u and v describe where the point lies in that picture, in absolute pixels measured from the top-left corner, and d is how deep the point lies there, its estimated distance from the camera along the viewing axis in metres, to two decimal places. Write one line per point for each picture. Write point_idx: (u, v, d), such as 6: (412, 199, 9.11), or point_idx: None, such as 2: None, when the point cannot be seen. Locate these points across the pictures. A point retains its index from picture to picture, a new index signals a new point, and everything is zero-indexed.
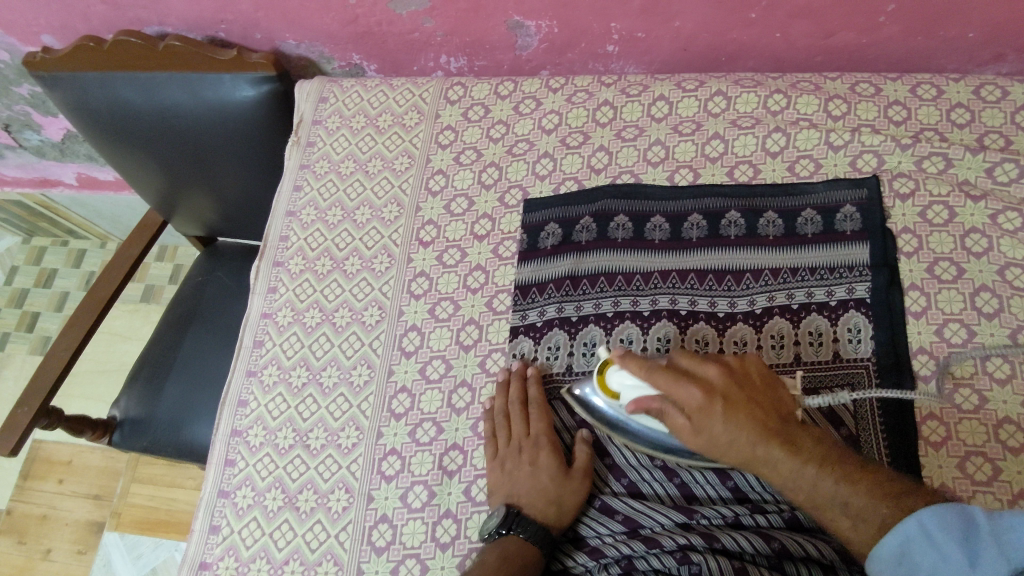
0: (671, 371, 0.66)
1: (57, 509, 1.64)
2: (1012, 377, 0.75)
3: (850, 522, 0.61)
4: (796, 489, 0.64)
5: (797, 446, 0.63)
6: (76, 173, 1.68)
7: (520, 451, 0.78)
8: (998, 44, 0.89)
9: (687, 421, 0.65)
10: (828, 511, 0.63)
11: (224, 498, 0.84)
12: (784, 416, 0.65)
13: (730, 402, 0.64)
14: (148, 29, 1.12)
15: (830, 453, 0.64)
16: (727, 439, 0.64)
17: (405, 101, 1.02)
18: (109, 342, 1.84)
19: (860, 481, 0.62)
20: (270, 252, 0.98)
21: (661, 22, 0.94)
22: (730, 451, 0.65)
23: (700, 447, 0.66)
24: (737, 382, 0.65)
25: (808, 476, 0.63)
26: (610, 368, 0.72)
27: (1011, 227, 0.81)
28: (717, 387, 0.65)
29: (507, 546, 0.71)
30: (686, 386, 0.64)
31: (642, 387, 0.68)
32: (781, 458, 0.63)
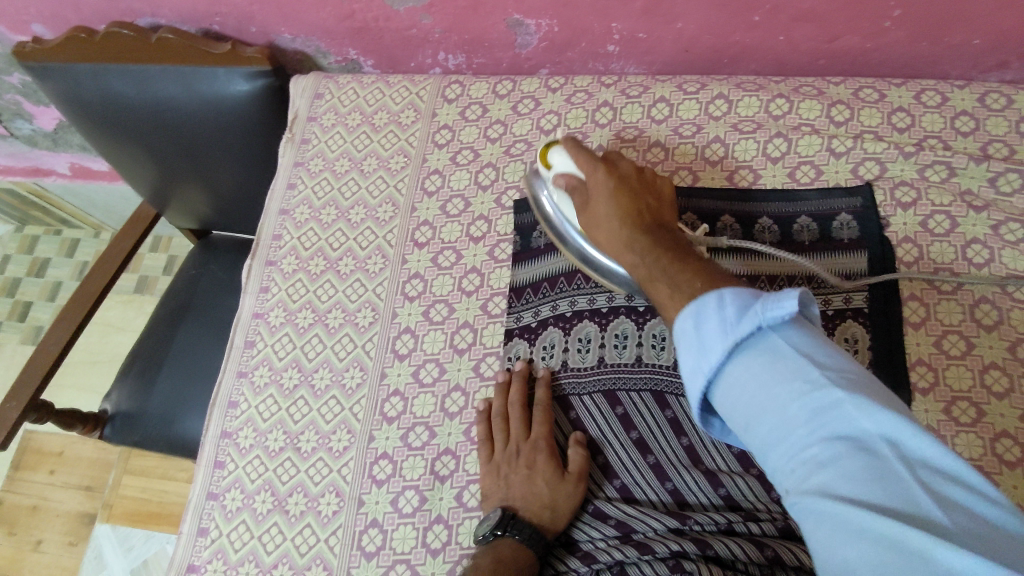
0: (592, 163, 0.77)
1: (49, 500, 1.63)
2: (1011, 390, 0.74)
3: (682, 296, 0.59)
4: (666, 293, 0.62)
5: (666, 266, 0.64)
6: (69, 163, 1.66)
7: (517, 454, 0.77)
8: (1004, 51, 0.87)
9: (594, 205, 0.75)
10: (638, 268, 0.68)
11: (213, 500, 0.83)
12: (654, 215, 0.73)
13: (621, 190, 0.75)
14: (141, 21, 1.10)
15: (676, 252, 0.66)
16: (603, 211, 0.74)
17: (402, 98, 1.01)
18: (101, 333, 1.83)
19: (720, 283, 0.59)
20: (263, 251, 0.97)
21: (663, 23, 0.93)
22: (611, 241, 0.73)
23: (593, 237, 0.76)
24: (623, 187, 0.75)
25: (659, 265, 0.65)
26: (551, 148, 0.81)
27: (1013, 238, 0.80)
28: (607, 188, 0.75)
29: (501, 550, 0.70)
30: (604, 193, 0.75)
31: (571, 168, 0.79)
32: (623, 234, 0.71)
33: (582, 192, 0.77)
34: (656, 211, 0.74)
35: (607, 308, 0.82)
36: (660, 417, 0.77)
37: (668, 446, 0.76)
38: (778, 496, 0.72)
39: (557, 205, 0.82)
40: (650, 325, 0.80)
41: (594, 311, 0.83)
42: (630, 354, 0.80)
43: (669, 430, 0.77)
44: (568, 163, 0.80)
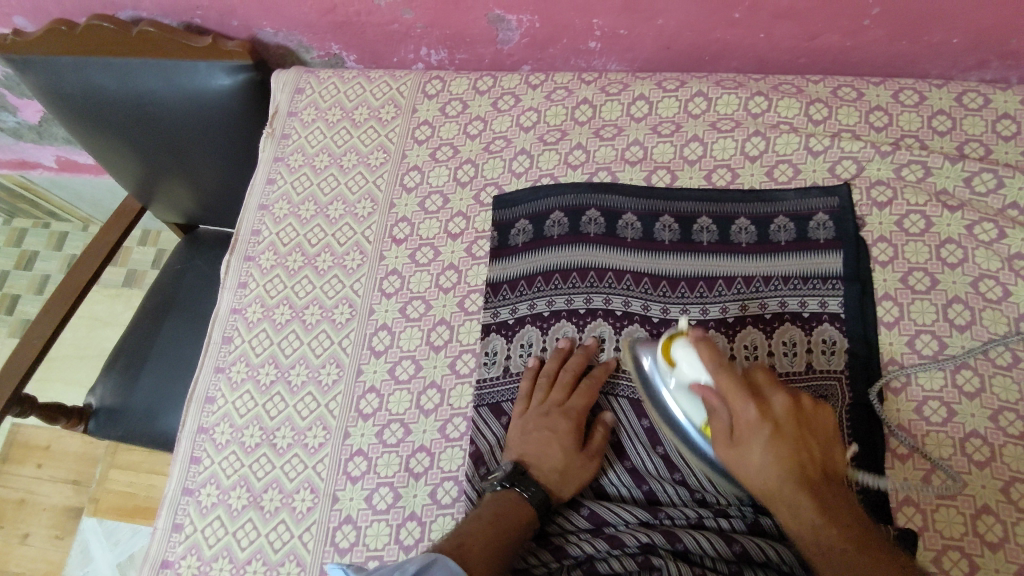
0: (734, 381, 0.66)
1: (35, 493, 1.63)
2: (982, 390, 0.75)
3: (812, 537, 0.61)
4: (802, 532, 0.62)
5: (847, 518, 0.60)
6: (55, 156, 1.66)
7: (546, 415, 0.78)
8: (982, 51, 0.87)
9: (742, 434, 0.65)
10: (776, 499, 0.63)
11: (188, 496, 0.83)
12: (821, 462, 0.64)
13: (769, 423, 0.64)
14: (122, 14, 1.10)
15: (824, 484, 0.63)
16: (751, 458, 0.64)
17: (382, 94, 1.01)
18: (89, 327, 1.82)
19: (858, 528, 0.60)
20: (241, 246, 0.96)
21: (644, 20, 0.93)
22: (756, 472, 0.64)
23: (730, 465, 0.66)
24: (788, 411, 0.65)
25: (805, 509, 0.61)
26: (675, 341, 0.70)
27: (987, 238, 0.81)
28: (755, 417, 0.65)
29: (504, 501, 0.72)
30: (759, 439, 0.64)
31: (697, 367, 0.68)
32: (766, 460, 0.64)
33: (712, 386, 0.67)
34: (815, 437, 0.65)
35: (584, 309, 0.84)
36: (637, 425, 0.79)
37: (645, 454, 0.77)
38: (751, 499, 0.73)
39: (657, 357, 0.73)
40: (628, 331, 0.82)
41: (571, 311, 0.84)
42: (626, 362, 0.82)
43: (646, 437, 0.78)
44: (695, 365, 0.68)
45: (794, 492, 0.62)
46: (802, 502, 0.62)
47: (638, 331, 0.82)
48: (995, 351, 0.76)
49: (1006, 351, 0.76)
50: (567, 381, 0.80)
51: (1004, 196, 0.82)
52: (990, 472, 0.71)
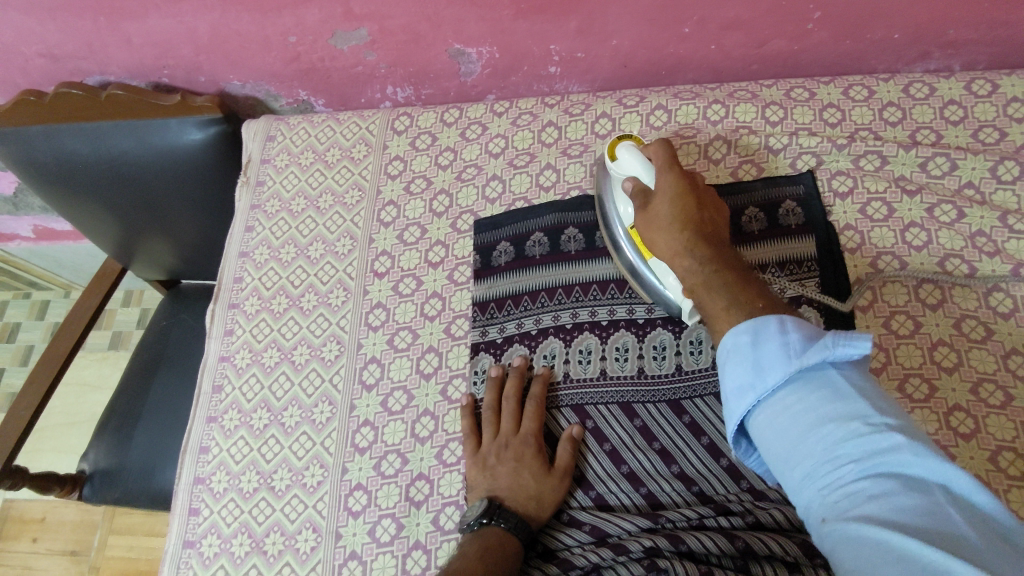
0: (668, 167, 0.76)
1: (31, 569, 1.59)
2: (959, 364, 0.77)
3: (726, 314, 0.64)
4: (736, 322, 0.63)
5: (741, 296, 0.65)
6: (32, 225, 1.66)
7: (505, 447, 0.79)
8: (923, 43, 0.92)
9: (655, 204, 0.75)
10: (685, 260, 0.71)
11: (189, 548, 0.83)
12: (717, 230, 0.73)
13: (685, 189, 0.74)
14: (90, 79, 1.11)
15: (743, 278, 0.68)
16: (663, 215, 0.74)
17: (353, 134, 1.03)
18: (78, 393, 1.80)
19: (760, 298, 0.64)
20: (225, 295, 0.97)
21: (598, 42, 0.96)
22: (664, 240, 0.73)
23: (653, 244, 0.75)
24: (703, 220, 0.73)
25: (711, 276, 0.68)
26: (622, 143, 0.81)
27: (947, 219, 0.84)
28: (671, 193, 0.74)
29: (488, 538, 0.71)
30: (668, 193, 0.74)
31: (641, 168, 0.78)
32: (676, 239, 0.72)
33: (650, 179, 0.77)
34: (714, 226, 0.73)
35: (571, 324, 0.85)
36: (629, 425, 0.80)
37: (641, 453, 0.78)
38: (747, 486, 0.75)
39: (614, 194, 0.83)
40: (614, 339, 0.83)
41: (559, 327, 0.85)
42: (559, 372, 0.84)
43: (640, 437, 0.79)
44: (637, 161, 0.78)
45: (687, 250, 0.71)
46: (699, 257, 0.70)
47: (624, 337, 0.83)
48: (968, 326, 0.79)
49: (978, 326, 0.79)
50: (514, 409, 0.81)
51: (959, 177, 0.86)
52: (977, 444, 0.74)
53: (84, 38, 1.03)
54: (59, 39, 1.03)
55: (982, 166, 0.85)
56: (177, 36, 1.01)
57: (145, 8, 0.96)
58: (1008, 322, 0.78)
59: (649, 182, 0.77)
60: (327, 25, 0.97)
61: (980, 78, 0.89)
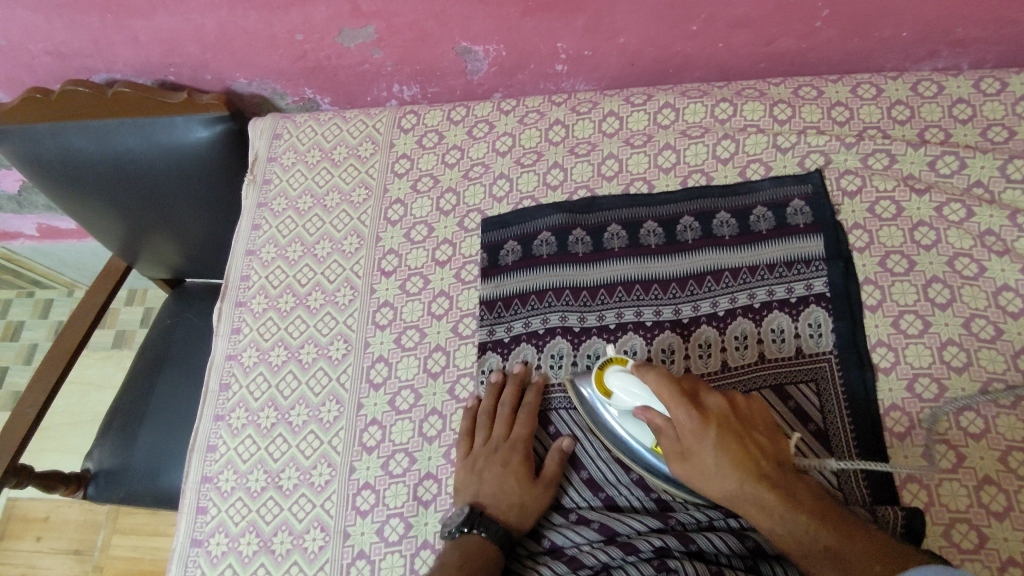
0: (688, 398, 0.67)
1: (35, 568, 1.59)
2: (969, 364, 0.77)
3: (815, 557, 0.62)
4: (823, 560, 0.62)
5: (829, 522, 0.63)
6: (37, 224, 1.66)
7: (493, 453, 0.79)
8: (931, 42, 0.91)
9: (693, 450, 0.67)
10: (751, 510, 0.66)
11: (197, 547, 0.83)
12: (743, 431, 0.68)
13: (709, 425, 0.67)
14: (96, 77, 1.11)
15: (811, 505, 0.64)
16: (702, 462, 0.67)
17: (359, 132, 1.03)
18: (82, 392, 1.80)
19: (853, 538, 0.61)
20: (232, 293, 0.97)
21: (606, 40, 0.96)
22: (714, 480, 0.66)
23: (689, 480, 0.68)
24: (721, 416, 0.68)
25: (766, 498, 0.65)
26: (609, 371, 0.73)
27: (956, 218, 0.83)
28: (700, 424, 0.67)
29: (466, 547, 0.72)
30: (695, 431, 0.67)
31: (646, 399, 0.70)
32: (730, 484, 0.66)
33: (658, 407, 0.70)
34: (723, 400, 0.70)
35: (579, 327, 0.85)
36: None
37: None
38: None
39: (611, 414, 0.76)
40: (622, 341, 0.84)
41: (566, 328, 0.85)
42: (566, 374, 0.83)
43: None
44: (638, 392, 0.71)
45: (742, 488, 0.65)
46: (756, 489, 0.65)
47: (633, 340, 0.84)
48: (977, 325, 0.79)
49: (988, 325, 0.78)
50: (506, 415, 0.81)
51: (968, 176, 0.85)
52: (986, 443, 0.73)
53: (91, 36, 1.03)
54: (66, 37, 1.03)
55: (991, 165, 0.85)
56: (184, 34, 1.01)
57: (152, 5, 0.96)
58: (1017, 321, 0.78)
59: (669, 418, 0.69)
60: (333, 23, 0.97)
61: (988, 77, 0.89)
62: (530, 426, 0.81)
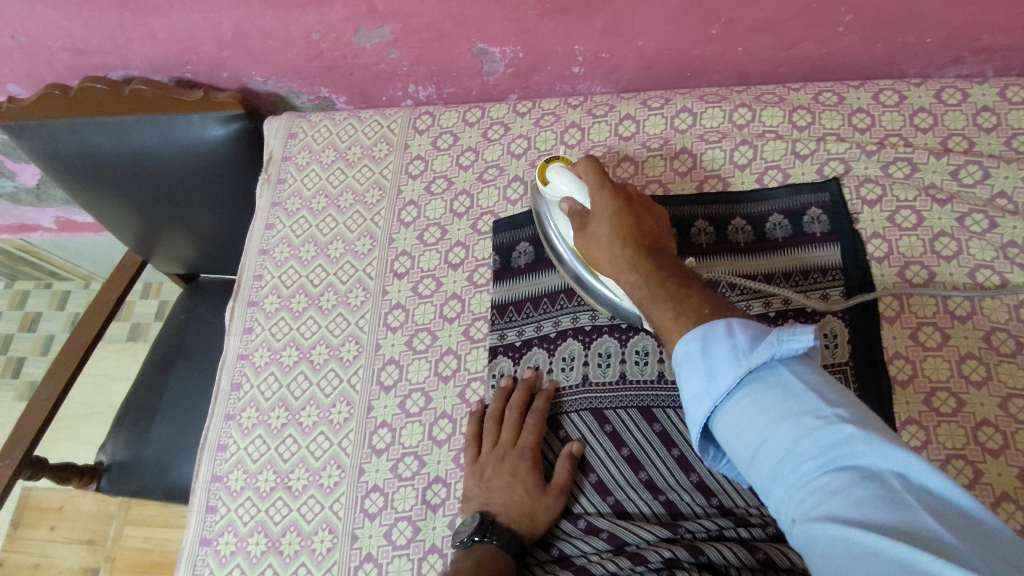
0: (603, 186, 0.75)
1: (49, 557, 1.61)
2: (988, 378, 0.75)
3: (673, 322, 0.60)
4: (670, 318, 0.61)
5: (678, 294, 0.62)
6: (55, 217, 1.67)
7: (501, 459, 0.78)
8: (956, 48, 0.89)
9: (592, 226, 0.74)
10: (627, 282, 0.69)
11: (206, 546, 0.83)
12: (653, 228, 0.72)
13: (619, 207, 0.73)
14: (114, 74, 1.12)
15: (684, 280, 0.64)
16: (599, 233, 0.73)
17: (374, 132, 1.03)
18: (97, 384, 1.82)
19: (705, 298, 0.60)
20: (245, 292, 0.98)
21: (624, 42, 0.95)
22: (603, 247, 0.72)
23: (588, 251, 0.75)
24: (631, 203, 0.74)
25: (639, 270, 0.67)
26: (552, 164, 0.79)
27: (979, 229, 0.82)
28: (605, 209, 0.73)
29: (478, 553, 0.71)
30: (604, 213, 0.73)
31: (572, 186, 0.77)
32: (616, 252, 0.70)
33: (582, 197, 0.76)
34: (642, 203, 0.75)
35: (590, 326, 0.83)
36: (649, 431, 0.77)
37: (661, 461, 0.76)
38: None
39: (550, 214, 0.82)
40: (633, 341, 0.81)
41: (578, 329, 0.84)
42: (578, 375, 0.82)
43: (659, 443, 0.77)
44: (569, 180, 0.77)
45: (622, 262, 0.69)
46: (636, 264, 0.68)
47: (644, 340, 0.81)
48: (998, 339, 0.77)
49: (1009, 339, 0.77)
50: (514, 420, 0.80)
51: (991, 186, 0.84)
52: (1005, 460, 0.72)
53: (110, 33, 1.03)
54: (85, 34, 1.04)
55: (1015, 175, 0.83)
56: (201, 32, 1.01)
57: (170, 3, 0.96)
58: None
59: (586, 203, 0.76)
60: (350, 23, 0.97)
61: (1014, 85, 0.87)
62: (535, 431, 0.79)
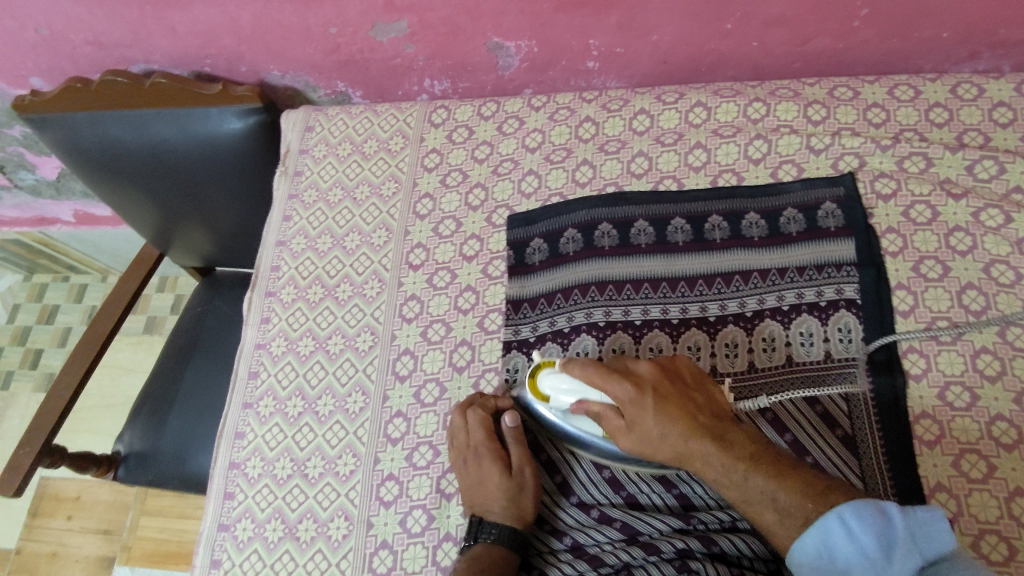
0: (630, 394, 0.67)
1: (67, 545, 1.63)
2: (1003, 373, 0.75)
3: (780, 523, 0.62)
4: (766, 508, 0.63)
5: (779, 472, 0.63)
6: (73, 210, 1.70)
7: (467, 463, 0.79)
8: (972, 43, 0.89)
9: (640, 432, 0.67)
10: (713, 465, 0.65)
11: (224, 531, 0.84)
12: (685, 394, 0.68)
13: (648, 399, 0.67)
14: (134, 67, 1.13)
15: (761, 454, 0.65)
16: (650, 430, 0.67)
17: (390, 126, 1.04)
18: (113, 376, 1.85)
19: (798, 486, 0.62)
20: (262, 283, 0.99)
21: (638, 37, 0.95)
22: (659, 445, 0.67)
23: (638, 449, 0.69)
24: (658, 384, 0.68)
25: (713, 455, 0.65)
26: (543, 374, 0.74)
27: (994, 223, 0.82)
28: (638, 403, 0.67)
29: (477, 554, 0.73)
30: (647, 417, 0.66)
31: (579, 393, 0.71)
32: (676, 437, 0.66)
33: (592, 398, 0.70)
34: (666, 369, 0.70)
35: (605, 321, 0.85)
36: None
37: None
38: None
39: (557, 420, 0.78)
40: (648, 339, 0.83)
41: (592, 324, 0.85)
42: None
43: None
44: (571, 387, 0.71)
45: (689, 448, 0.66)
46: (703, 447, 0.65)
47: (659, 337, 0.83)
48: (1013, 334, 0.77)
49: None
50: (458, 425, 0.81)
51: (1007, 181, 0.83)
52: (1020, 455, 0.72)
53: (131, 27, 1.05)
54: (106, 27, 1.05)
55: None
56: (220, 26, 1.02)
57: None
58: None
59: (606, 403, 0.70)
60: (367, 17, 0.98)
61: None
62: (490, 419, 0.80)
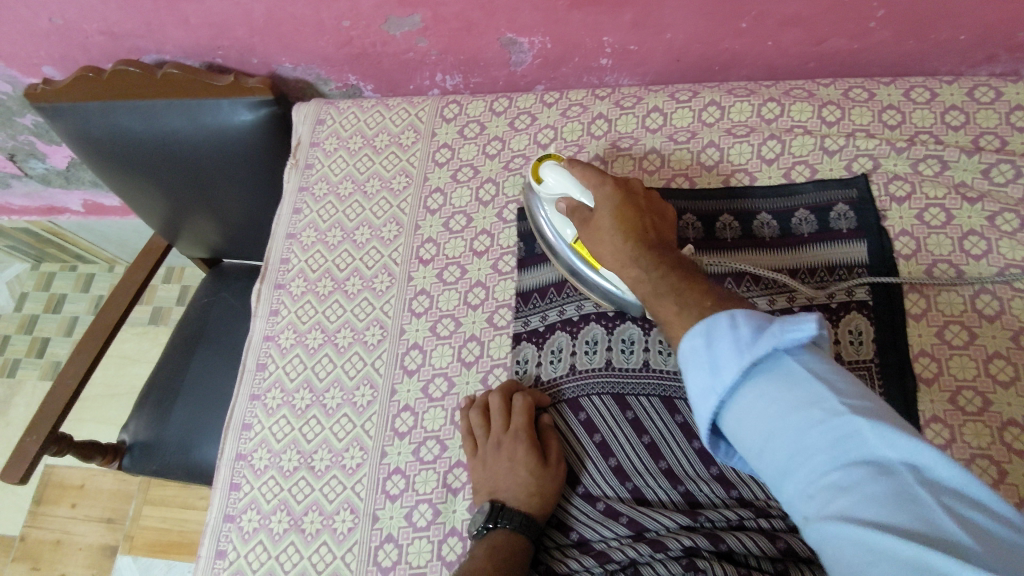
0: (603, 186, 0.75)
1: (70, 534, 1.64)
2: (1016, 378, 0.75)
3: (677, 314, 0.60)
4: (674, 312, 0.61)
5: (679, 290, 0.63)
6: (82, 200, 1.70)
7: (499, 447, 0.78)
8: (990, 46, 0.89)
9: (596, 217, 0.74)
10: (634, 269, 0.68)
11: (230, 522, 0.85)
12: (653, 229, 0.72)
13: (616, 208, 0.73)
14: (147, 58, 1.14)
15: (687, 279, 0.64)
16: (601, 225, 0.73)
17: (402, 120, 1.03)
18: (119, 366, 1.85)
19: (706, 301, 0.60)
20: (271, 275, 0.99)
21: (652, 34, 0.94)
22: (604, 241, 0.72)
23: (595, 249, 0.75)
24: (632, 202, 0.74)
25: (641, 262, 0.68)
26: (545, 164, 0.82)
27: (1010, 228, 0.81)
28: (607, 206, 0.73)
29: (492, 540, 0.72)
30: (604, 209, 0.74)
31: (567, 188, 0.79)
32: (618, 244, 0.71)
33: (579, 195, 0.78)
34: (650, 206, 0.75)
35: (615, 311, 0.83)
36: (670, 421, 0.77)
37: (680, 451, 0.76)
38: None
39: (547, 215, 0.84)
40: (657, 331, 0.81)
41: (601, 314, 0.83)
42: (601, 359, 0.81)
43: (680, 433, 0.77)
44: (562, 180, 0.79)
45: (624, 248, 0.70)
46: (631, 250, 0.69)
47: None
48: None
49: None
50: (499, 406, 0.79)
51: None
52: None
53: (144, 17, 1.04)
54: (119, 17, 1.05)
55: None
56: (233, 18, 1.02)
57: None
58: None
59: (584, 202, 0.77)
60: (380, 11, 0.97)
61: None
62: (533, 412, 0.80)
